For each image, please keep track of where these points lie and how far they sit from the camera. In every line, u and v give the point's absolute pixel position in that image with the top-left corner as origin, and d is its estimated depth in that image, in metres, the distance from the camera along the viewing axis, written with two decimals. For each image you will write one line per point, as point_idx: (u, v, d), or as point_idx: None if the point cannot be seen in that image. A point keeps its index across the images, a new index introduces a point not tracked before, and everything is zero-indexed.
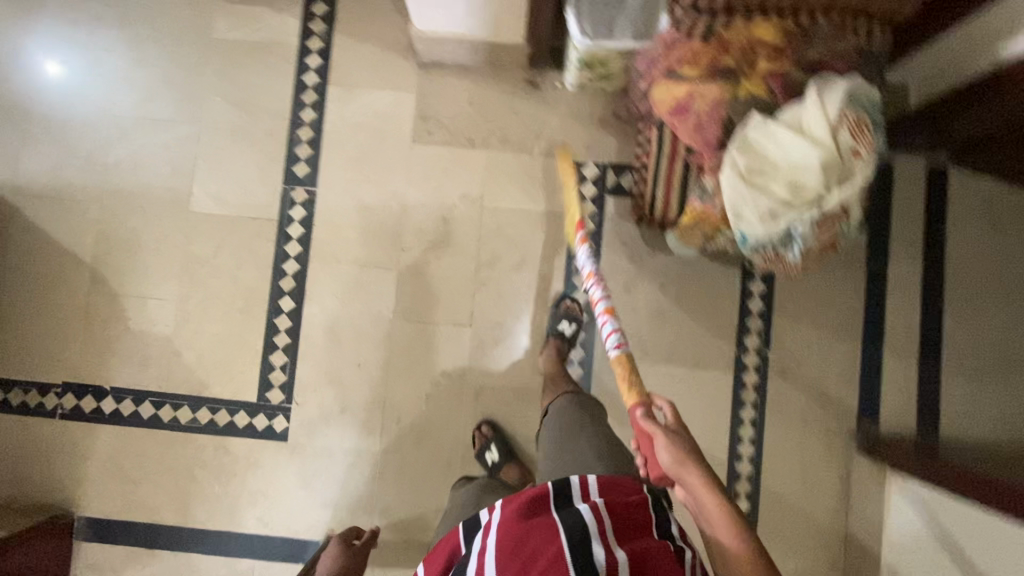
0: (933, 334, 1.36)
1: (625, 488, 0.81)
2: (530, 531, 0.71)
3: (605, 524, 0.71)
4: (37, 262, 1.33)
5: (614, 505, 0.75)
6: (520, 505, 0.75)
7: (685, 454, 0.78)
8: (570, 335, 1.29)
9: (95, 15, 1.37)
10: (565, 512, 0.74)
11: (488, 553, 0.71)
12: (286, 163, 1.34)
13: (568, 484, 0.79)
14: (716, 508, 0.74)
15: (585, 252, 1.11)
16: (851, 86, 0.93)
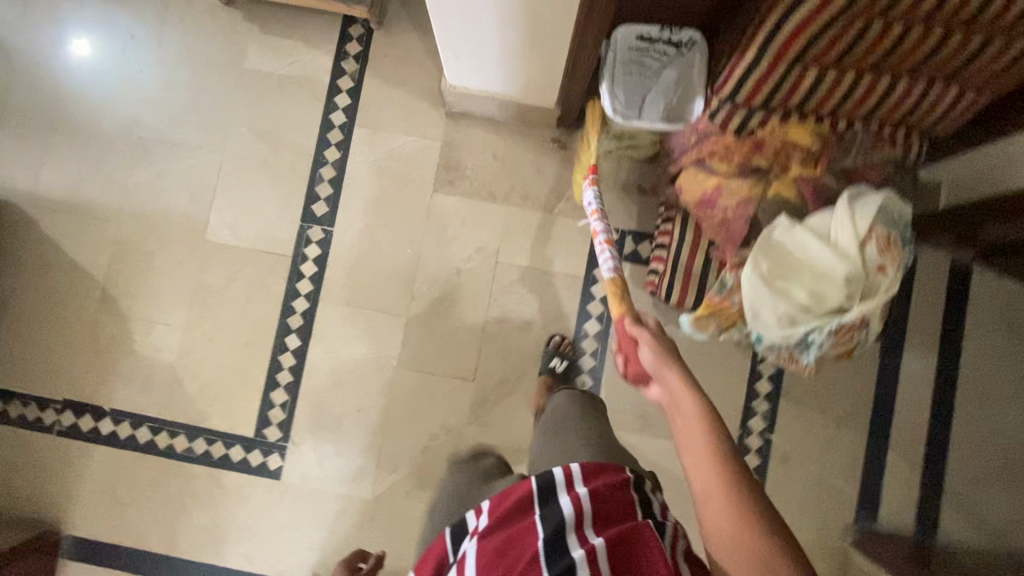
0: (942, 433, 1.33)
1: (610, 464, 0.77)
2: (513, 538, 0.70)
3: (585, 522, 0.69)
4: (49, 274, 1.33)
5: (598, 499, 0.71)
6: (506, 509, 0.73)
7: (664, 349, 0.79)
8: (561, 372, 1.28)
9: (128, 31, 1.36)
10: (546, 511, 0.71)
11: (468, 559, 0.70)
12: (305, 200, 1.34)
13: (551, 476, 0.75)
14: (693, 410, 0.71)
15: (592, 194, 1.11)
16: (884, 200, 0.91)
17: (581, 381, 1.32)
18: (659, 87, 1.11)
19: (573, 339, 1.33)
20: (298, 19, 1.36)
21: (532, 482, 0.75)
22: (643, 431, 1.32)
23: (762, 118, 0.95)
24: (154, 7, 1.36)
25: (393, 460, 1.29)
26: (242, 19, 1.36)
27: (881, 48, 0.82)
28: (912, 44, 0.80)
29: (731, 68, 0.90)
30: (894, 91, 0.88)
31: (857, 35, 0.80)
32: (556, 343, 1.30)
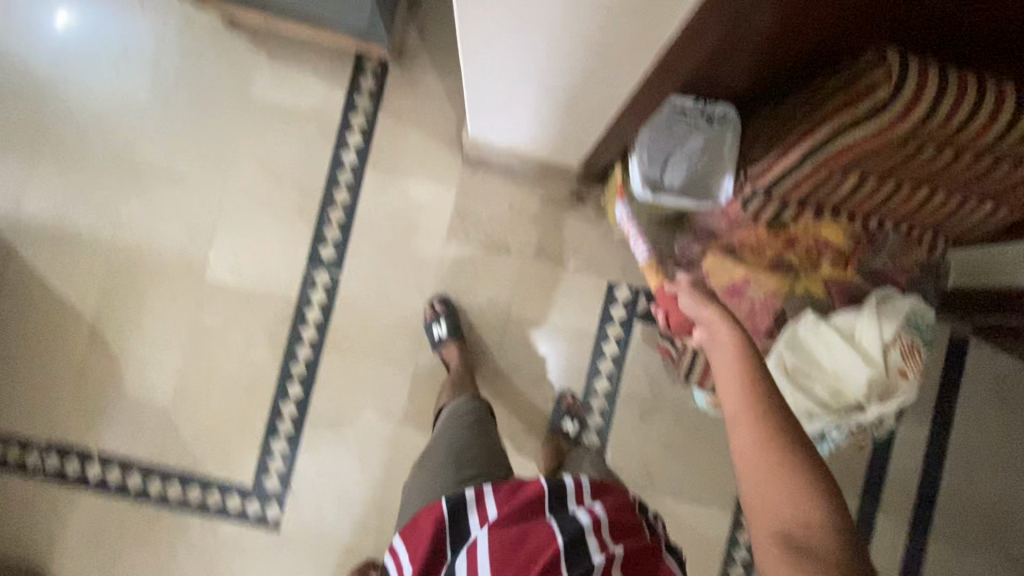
0: (928, 498, 1.38)
1: (616, 488, 0.84)
2: (527, 534, 0.73)
3: (601, 530, 0.74)
4: (32, 308, 1.25)
5: (610, 511, 0.78)
6: (516, 503, 0.78)
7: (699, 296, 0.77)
8: (572, 434, 1.30)
9: (121, 49, 1.26)
10: (563, 518, 0.75)
11: (481, 548, 0.73)
12: (312, 244, 1.28)
13: (562, 483, 0.81)
14: (730, 337, 0.69)
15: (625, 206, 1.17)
16: (910, 308, 0.93)
17: (588, 439, 1.32)
18: (683, 151, 1.07)
19: (583, 397, 1.32)
20: (309, 48, 1.28)
21: (541, 481, 0.80)
22: (646, 489, 1.33)
23: (797, 213, 0.94)
24: (149, 24, 1.26)
25: (395, 515, 1.26)
26: (249, 45, 1.28)
27: (930, 171, 0.80)
28: (960, 169, 0.79)
29: (771, 163, 0.89)
30: (934, 204, 0.87)
31: (905, 159, 0.79)
32: (567, 402, 1.31)
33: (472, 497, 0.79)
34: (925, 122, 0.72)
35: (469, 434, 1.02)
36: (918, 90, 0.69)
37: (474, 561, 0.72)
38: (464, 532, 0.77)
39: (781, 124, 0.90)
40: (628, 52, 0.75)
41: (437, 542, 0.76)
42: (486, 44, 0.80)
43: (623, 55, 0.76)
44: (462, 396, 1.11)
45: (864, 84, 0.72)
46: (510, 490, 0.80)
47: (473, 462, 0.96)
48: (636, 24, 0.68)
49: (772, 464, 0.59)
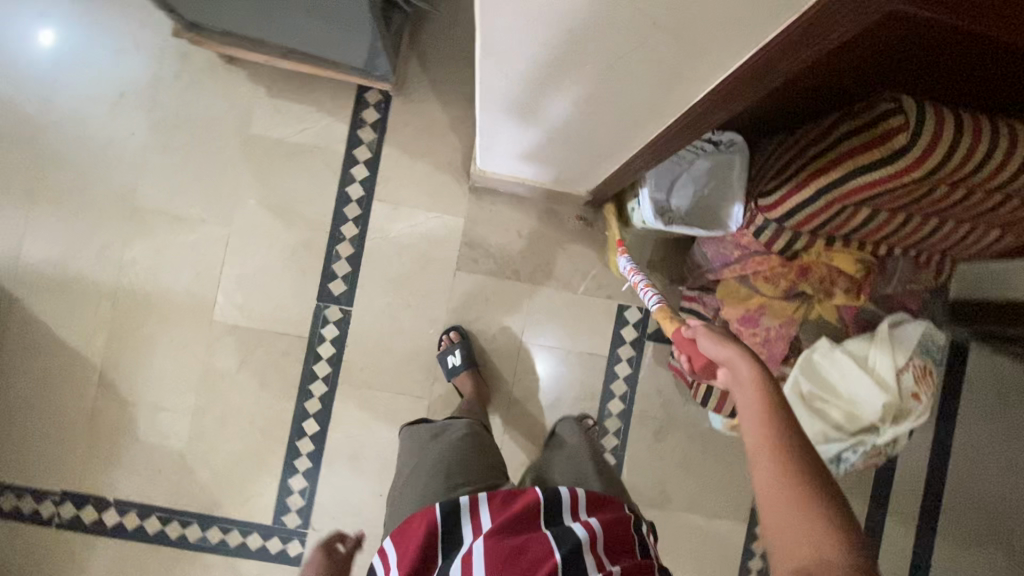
0: (934, 500, 1.42)
1: (612, 500, 0.87)
2: (523, 544, 0.75)
3: (598, 546, 0.76)
4: (38, 358, 1.22)
5: (605, 525, 0.80)
6: (511, 513, 0.79)
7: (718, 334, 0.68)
8: None
9: (116, 87, 1.23)
10: (559, 530, 0.77)
11: (475, 556, 0.74)
12: (321, 279, 1.27)
13: (559, 495, 0.82)
14: (750, 374, 0.61)
15: (625, 259, 1.13)
16: (919, 332, 0.97)
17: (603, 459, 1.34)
18: (690, 174, 1.07)
19: (598, 419, 1.34)
20: (309, 80, 1.26)
21: (538, 492, 0.81)
22: (661, 506, 1.35)
23: (809, 242, 0.94)
24: (144, 62, 1.24)
25: None
26: (247, 80, 1.26)
27: (941, 206, 0.82)
28: (971, 205, 0.81)
29: (783, 198, 0.90)
30: (944, 232, 0.89)
31: (922, 195, 0.80)
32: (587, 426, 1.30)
33: (467, 505, 0.81)
34: (941, 167, 0.73)
35: (462, 442, 1.00)
36: (935, 136, 0.70)
37: (468, 567, 0.73)
38: (457, 538, 0.78)
39: (790, 158, 0.90)
40: (656, 105, 0.75)
41: (428, 546, 0.78)
42: (510, 95, 0.78)
43: (650, 107, 0.76)
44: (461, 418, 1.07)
45: (881, 130, 0.74)
46: (504, 499, 0.82)
47: (470, 470, 0.95)
48: (670, 83, 0.68)
49: (796, 499, 0.54)
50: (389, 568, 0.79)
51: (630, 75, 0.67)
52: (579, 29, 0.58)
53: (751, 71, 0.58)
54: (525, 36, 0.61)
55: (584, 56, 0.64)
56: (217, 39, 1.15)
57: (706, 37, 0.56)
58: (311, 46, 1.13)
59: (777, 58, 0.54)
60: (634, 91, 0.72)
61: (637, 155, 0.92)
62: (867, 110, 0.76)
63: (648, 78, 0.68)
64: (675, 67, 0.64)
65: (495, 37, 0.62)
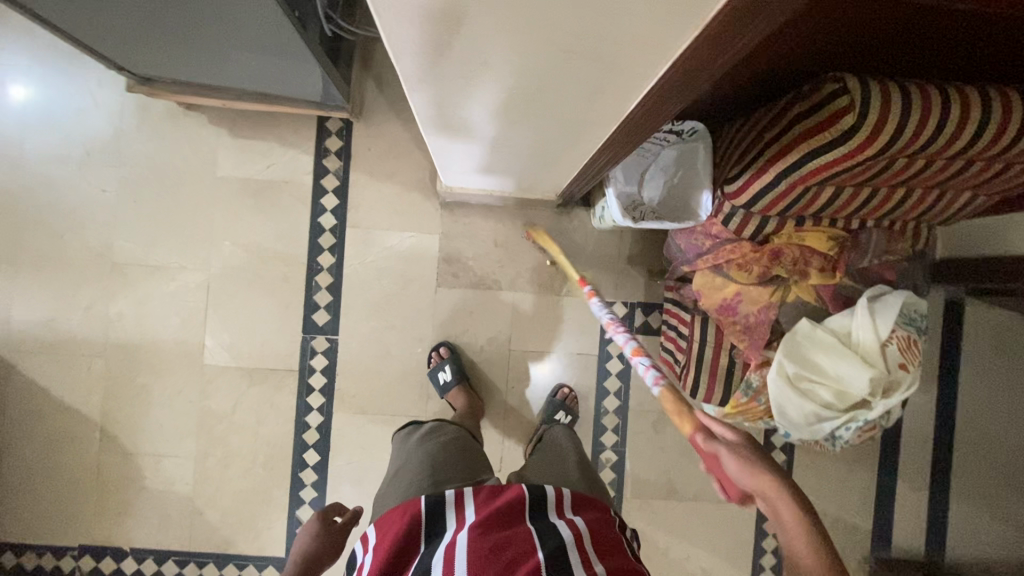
0: (944, 461, 1.41)
1: (595, 501, 0.89)
2: (507, 539, 0.74)
3: (583, 543, 0.76)
4: (40, 419, 1.25)
5: (588, 524, 0.81)
6: (495, 506, 0.80)
7: (751, 459, 0.64)
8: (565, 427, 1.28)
9: (81, 147, 1.25)
10: (544, 527, 0.78)
11: (459, 546, 0.73)
12: (305, 311, 1.28)
13: (544, 493, 0.84)
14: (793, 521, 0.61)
15: (599, 304, 1.03)
16: (901, 301, 0.95)
17: (606, 457, 1.35)
18: (658, 165, 1.07)
19: (596, 418, 1.34)
20: (268, 116, 1.27)
21: (523, 487, 0.82)
22: (669, 496, 1.35)
23: (779, 225, 0.93)
24: (105, 118, 1.25)
25: None
26: (209, 123, 1.26)
27: (903, 176, 0.80)
28: (933, 172, 0.79)
29: (747, 182, 0.88)
30: (914, 199, 0.87)
31: (881, 170, 0.78)
32: (563, 395, 1.30)
33: (451, 498, 0.82)
34: (894, 141, 0.71)
35: (449, 447, 1.02)
36: (882, 115, 0.69)
37: (449, 555, 0.72)
38: (441, 529, 0.78)
39: (748, 144, 0.89)
40: (601, 113, 0.73)
41: (410, 534, 0.78)
42: (474, 111, 0.76)
43: (594, 115, 0.74)
44: (449, 421, 1.11)
45: (829, 111, 0.72)
46: (490, 494, 0.82)
47: (454, 472, 0.95)
48: (602, 95, 0.66)
49: None
50: (368, 549, 0.79)
51: (562, 88, 0.65)
52: (504, 52, 0.57)
53: (671, 85, 0.56)
54: (453, 61, 0.60)
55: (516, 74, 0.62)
56: (169, 89, 1.16)
57: (623, 55, 0.55)
58: (264, 85, 1.13)
59: (691, 74, 0.53)
60: (568, 102, 0.69)
61: (594, 160, 0.92)
62: (816, 91, 0.75)
63: (581, 93, 0.66)
64: (605, 81, 0.62)
65: (424, 66, 0.61)
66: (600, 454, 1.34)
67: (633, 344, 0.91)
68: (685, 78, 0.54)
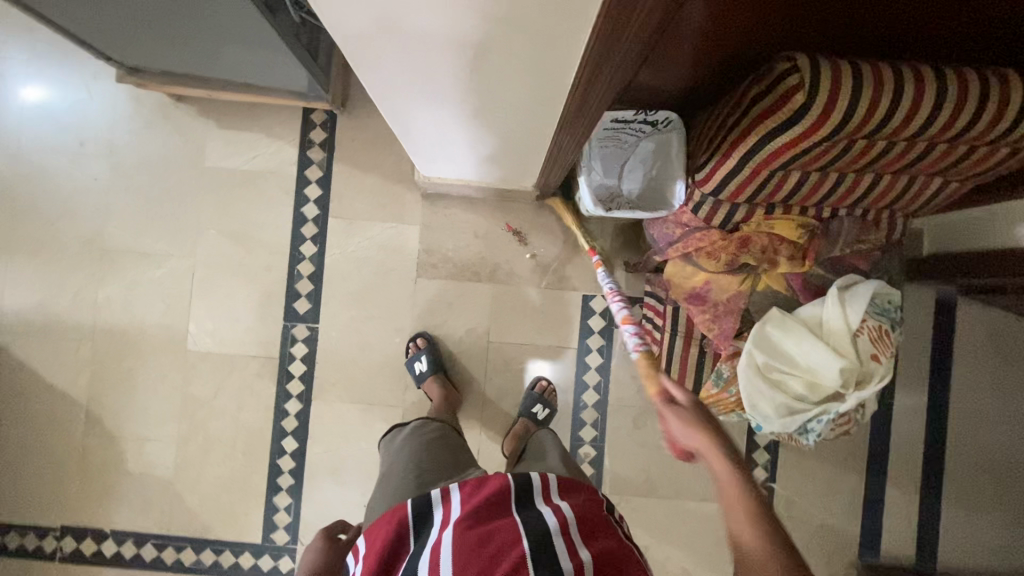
0: (936, 464, 1.36)
1: (583, 485, 0.85)
2: (492, 530, 0.71)
3: (569, 531, 0.72)
4: (28, 400, 1.28)
5: (576, 510, 0.77)
6: (480, 498, 0.76)
7: (691, 420, 0.72)
8: (542, 419, 1.26)
9: (75, 138, 1.29)
10: (529, 514, 0.74)
11: (445, 544, 0.69)
12: (286, 299, 1.30)
13: (529, 481, 0.80)
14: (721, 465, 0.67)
15: (606, 278, 1.10)
16: (873, 291, 0.93)
17: (584, 452, 1.33)
18: (637, 156, 1.08)
19: (574, 412, 1.33)
20: (255, 108, 1.30)
21: (508, 477, 0.79)
22: (648, 494, 1.33)
23: (747, 213, 0.92)
24: (99, 110, 1.29)
25: None
26: (197, 115, 1.30)
27: (866, 160, 0.80)
28: (896, 154, 0.78)
29: (711, 170, 0.87)
30: (882, 186, 0.86)
31: (841, 151, 0.78)
32: (541, 388, 1.29)
33: (438, 497, 0.78)
34: (848, 119, 0.71)
35: (433, 443, 1.02)
36: (834, 89, 0.69)
37: (435, 557, 0.68)
38: (427, 530, 0.74)
39: (716, 129, 0.88)
40: (549, 94, 0.77)
41: (398, 541, 0.73)
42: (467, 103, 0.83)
43: (541, 96, 0.79)
44: (430, 418, 1.11)
45: (782, 90, 0.72)
46: (475, 486, 0.79)
47: (439, 470, 0.95)
48: (543, 68, 0.69)
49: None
50: (356, 560, 0.74)
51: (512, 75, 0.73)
52: (469, 48, 0.67)
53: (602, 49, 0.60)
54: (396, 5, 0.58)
55: (498, 74, 0.73)
56: (157, 79, 1.19)
57: (547, 26, 0.60)
58: (248, 76, 1.16)
59: (615, 31, 0.56)
60: (514, 80, 0.74)
61: (560, 139, 0.92)
62: (769, 72, 0.75)
63: (520, 50, 0.66)
64: (541, 53, 0.67)
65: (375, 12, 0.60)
66: (578, 450, 1.33)
67: (624, 312, 0.99)
68: (609, 39, 0.58)
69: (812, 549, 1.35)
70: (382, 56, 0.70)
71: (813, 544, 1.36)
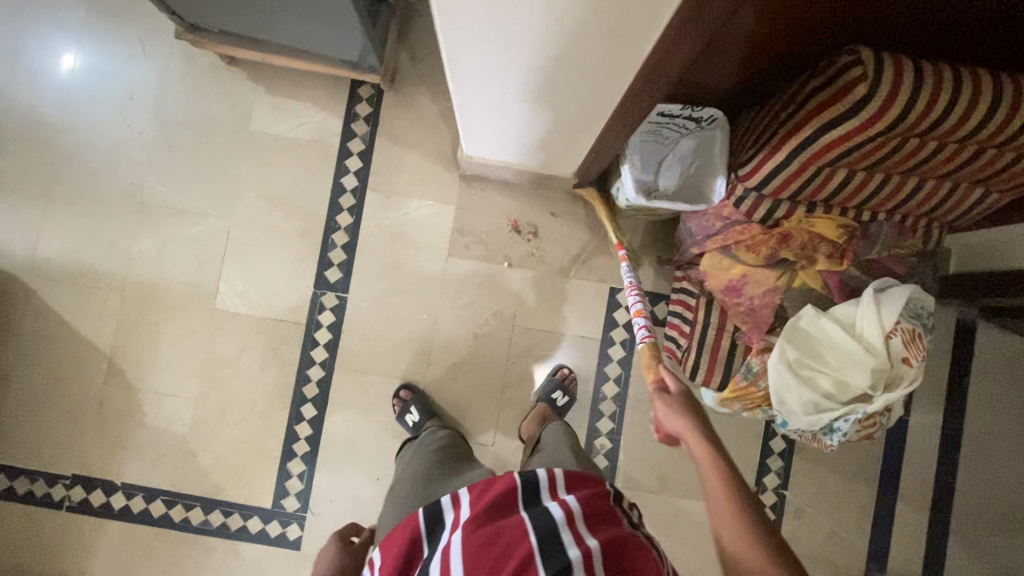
0: (947, 485, 1.36)
1: (590, 480, 0.81)
2: (501, 528, 0.68)
3: (575, 522, 0.69)
4: (52, 346, 1.28)
5: (584, 503, 0.74)
6: (488, 500, 0.73)
7: (672, 404, 0.79)
8: (560, 406, 1.27)
9: (124, 92, 1.31)
10: (535, 510, 0.71)
11: (454, 547, 0.67)
12: (318, 267, 1.31)
13: (535, 478, 0.78)
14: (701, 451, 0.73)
15: (628, 268, 1.15)
16: (908, 295, 0.94)
17: (600, 444, 1.34)
18: (676, 153, 1.09)
19: (593, 402, 1.34)
20: (306, 78, 1.33)
21: (514, 476, 0.76)
22: (659, 490, 1.33)
23: (789, 210, 0.95)
24: (150, 67, 1.31)
25: None
26: (247, 80, 1.32)
27: (913, 162, 0.82)
28: (945, 158, 0.81)
29: (759, 164, 0.89)
30: (924, 192, 0.89)
31: (892, 150, 0.80)
32: (562, 375, 1.31)
33: (448, 503, 0.75)
34: (905, 117, 0.74)
35: (433, 455, 1.01)
36: (895, 83, 0.71)
37: (445, 561, 0.66)
38: (439, 536, 0.72)
39: (767, 124, 0.90)
40: (604, 82, 0.81)
41: (411, 552, 0.71)
42: (533, 79, 0.83)
43: (604, 82, 0.81)
44: (435, 428, 1.12)
45: (840, 84, 0.75)
46: (482, 488, 0.76)
47: (447, 478, 0.94)
48: (618, 50, 0.72)
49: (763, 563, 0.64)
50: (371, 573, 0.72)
51: (571, 74, 0.80)
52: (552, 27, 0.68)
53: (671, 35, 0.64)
54: None
55: (552, 76, 0.81)
56: (215, 39, 1.21)
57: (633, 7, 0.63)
58: (305, 43, 1.18)
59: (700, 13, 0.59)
60: (577, 70, 0.79)
61: (608, 128, 0.94)
62: (828, 68, 0.77)
63: (594, 32, 0.68)
64: (605, 49, 0.72)
65: None
66: (594, 441, 1.33)
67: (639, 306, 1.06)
68: (692, 18, 0.61)
69: (819, 560, 1.35)
70: (453, 30, 0.72)
71: (819, 555, 1.35)
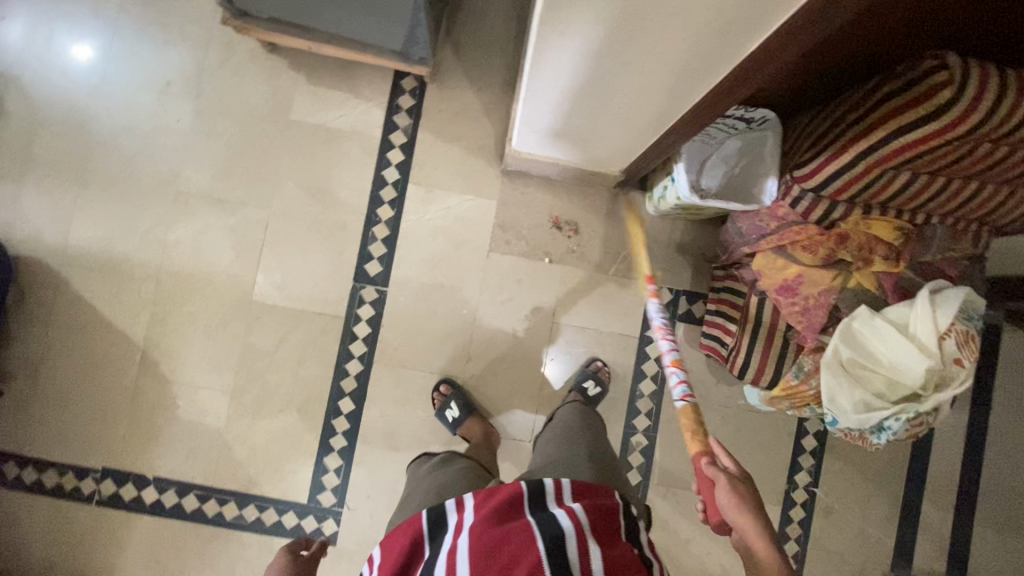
0: (971, 486, 1.39)
1: (599, 489, 0.76)
2: (506, 533, 0.64)
3: (583, 532, 0.64)
4: (84, 336, 1.25)
5: (592, 512, 0.69)
6: (494, 505, 0.69)
7: (737, 491, 0.73)
8: (592, 396, 1.26)
9: (162, 78, 1.28)
10: (540, 517, 0.67)
11: (459, 551, 0.64)
12: (358, 259, 1.30)
13: (542, 484, 0.73)
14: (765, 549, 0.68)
15: (658, 305, 0.98)
16: (963, 298, 0.96)
17: (636, 441, 1.34)
18: (719, 154, 1.08)
19: (630, 400, 1.34)
20: (348, 68, 1.31)
21: (522, 483, 0.72)
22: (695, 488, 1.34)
23: (846, 211, 0.94)
24: (189, 53, 1.28)
25: None
26: (288, 68, 1.30)
27: (980, 168, 0.84)
28: (1013, 163, 0.82)
29: (822, 164, 0.90)
30: (984, 196, 0.90)
31: (966, 154, 0.81)
32: (596, 367, 1.31)
33: (451, 507, 0.72)
34: (983, 123, 0.75)
35: (462, 473, 0.94)
36: (981, 89, 0.73)
37: (450, 562, 0.63)
38: (442, 536, 0.69)
39: (826, 128, 0.91)
40: (686, 82, 0.81)
41: (413, 554, 0.69)
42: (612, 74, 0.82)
43: (685, 81, 0.81)
44: (430, 454, 1.04)
45: (925, 87, 0.75)
46: (487, 493, 0.72)
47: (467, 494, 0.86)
48: (713, 47, 0.72)
49: None
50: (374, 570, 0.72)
51: (655, 72, 0.80)
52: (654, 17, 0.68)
53: (776, 42, 0.64)
54: None
55: (640, 74, 0.81)
56: (262, 25, 1.18)
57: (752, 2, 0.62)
58: (354, 32, 1.16)
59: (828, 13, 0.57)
60: (667, 65, 0.78)
61: (672, 130, 0.94)
62: (909, 71, 0.78)
63: (698, 29, 0.69)
64: (705, 48, 0.72)
65: None
66: (630, 438, 1.34)
67: (674, 353, 0.92)
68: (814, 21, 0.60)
69: (847, 557, 1.38)
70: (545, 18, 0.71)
71: (848, 553, 1.38)
